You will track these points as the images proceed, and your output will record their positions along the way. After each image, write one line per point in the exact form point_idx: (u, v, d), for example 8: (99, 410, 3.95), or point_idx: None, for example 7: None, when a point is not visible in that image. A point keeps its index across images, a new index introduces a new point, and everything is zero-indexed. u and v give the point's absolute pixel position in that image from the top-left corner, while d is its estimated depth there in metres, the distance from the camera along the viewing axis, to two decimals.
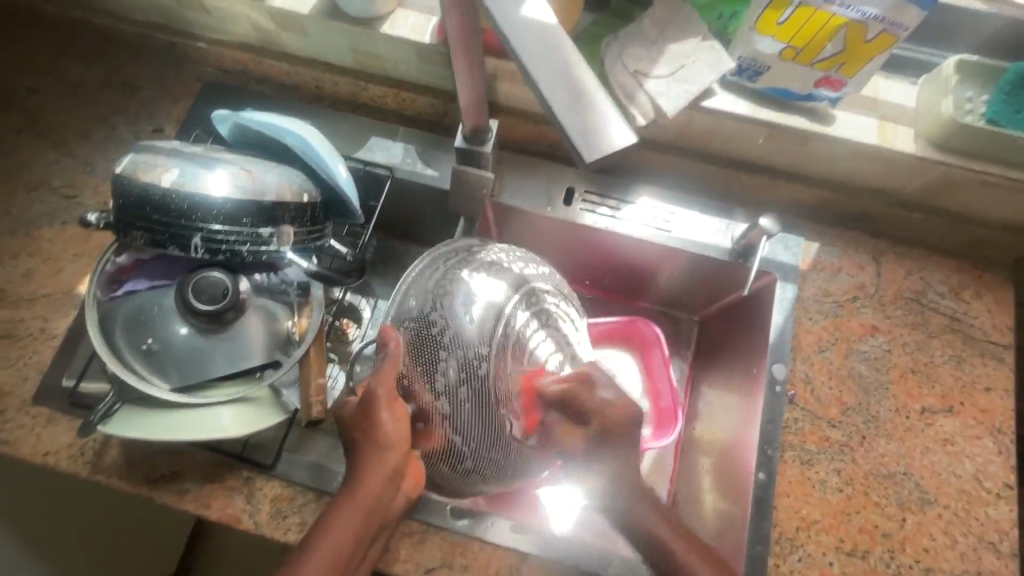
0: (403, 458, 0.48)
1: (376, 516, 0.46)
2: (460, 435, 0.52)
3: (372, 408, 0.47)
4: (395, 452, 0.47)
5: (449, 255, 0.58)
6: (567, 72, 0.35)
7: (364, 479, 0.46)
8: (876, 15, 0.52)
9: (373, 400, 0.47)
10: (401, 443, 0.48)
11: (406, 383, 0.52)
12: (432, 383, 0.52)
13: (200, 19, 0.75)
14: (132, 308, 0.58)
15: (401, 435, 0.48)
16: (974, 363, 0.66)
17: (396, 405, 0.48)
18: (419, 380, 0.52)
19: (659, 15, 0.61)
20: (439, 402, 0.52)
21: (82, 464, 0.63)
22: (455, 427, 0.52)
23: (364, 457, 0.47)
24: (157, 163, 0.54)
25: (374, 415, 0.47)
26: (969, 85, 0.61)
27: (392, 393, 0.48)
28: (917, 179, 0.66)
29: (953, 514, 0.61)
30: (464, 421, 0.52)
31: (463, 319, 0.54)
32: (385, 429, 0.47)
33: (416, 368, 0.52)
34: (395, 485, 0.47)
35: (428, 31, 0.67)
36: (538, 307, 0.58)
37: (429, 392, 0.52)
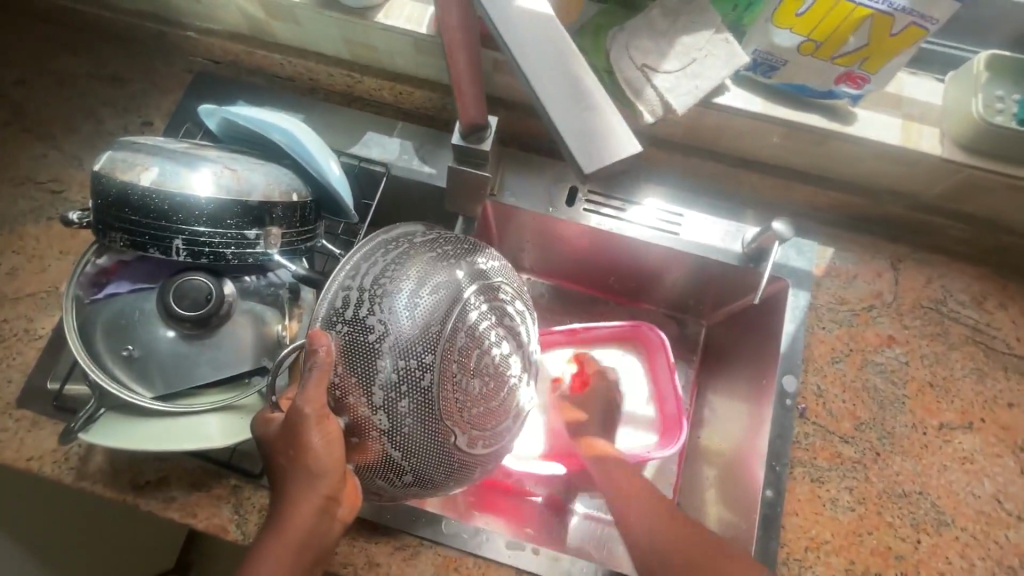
0: (337, 485, 0.44)
1: (311, 548, 0.44)
2: (399, 450, 0.48)
3: (299, 431, 0.43)
4: (327, 479, 0.44)
5: (389, 247, 0.52)
6: (564, 69, 0.32)
7: (294, 512, 0.43)
8: (904, 7, 0.48)
9: (300, 421, 0.43)
10: (335, 468, 0.44)
11: (339, 394, 0.47)
12: (368, 396, 0.47)
13: (190, 7, 0.72)
14: (113, 312, 0.55)
15: (333, 460, 0.44)
16: (997, 377, 0.63)
17: (328, 424, 0.44)
18: (353, 392, 0.47)
19: (669, 4, 0.57)
20: (376, 415, 0.47)
21: (66, 470, 0.61)
22: (394, 441, 0.47)
23: (291, 484, 0.44)
24: (136, 161, 0.51)
25: (299, 439, 0.43)
26: (1001, 82, 0.56)
27: (322, 412, 0.43)
28: (941, 182, 0.62)
29: (971, 536, 0.58)
30: (404, 435, 0.47)
31: (402, 322, 0.48)
32: (311, 457, 0.43)
33: (350, 378, 0.47)
34: (331, 514, 0.44)
35: (425, 21, 0.64)
36: (491, 304, 0.52)
37: (365, 405, 0.47)
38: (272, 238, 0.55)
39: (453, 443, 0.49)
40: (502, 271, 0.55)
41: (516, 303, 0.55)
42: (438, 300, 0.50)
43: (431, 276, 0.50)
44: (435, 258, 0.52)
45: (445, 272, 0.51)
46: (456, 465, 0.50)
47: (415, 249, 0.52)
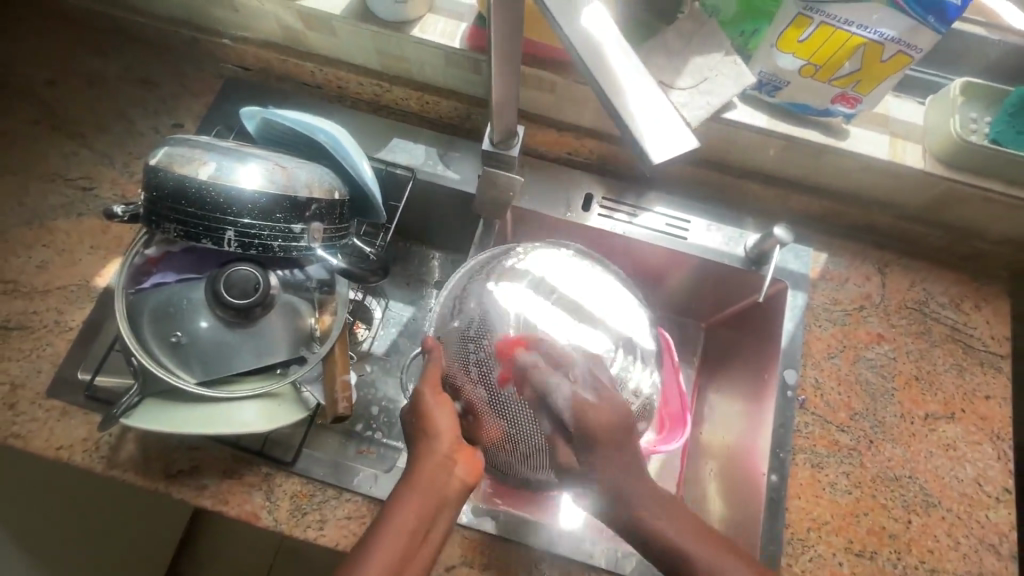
0: (450, 445, 0.51)
1: (432, 500, 0.49)
2: (506, 423, 0.58)
3: (418, 403, 0.54)
4: (442, 439, 0.52)
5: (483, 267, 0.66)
6: (631, 78, 0.36)
7: (419, 470, 0.50)
8: (893, 37, 0.55)
9: (422, 391, 0.54)
10: (448, 432, 0.52)
11: (451, 381, 0.58)
12: (477, 379, 0.58)
13: (226, 17, 0.75)
14: (161, 299, 0.58)
15: (447, 423, 0.52)
16: (974, 371, 0.69)
17: (443, 398, 0.54)
18: (461, 377, 0.59)
19: (684, 28, 0.63)
20: (483, 394, 0.58)
21: (97, 458, 0.62)
22: (499, 416, 0.58)
23: (416, 449, 0.52)
24: (193, 156, 0.54)
25: (418, 407, 0.53)
26: (973, 106, 0.64)
27: (436, 389, 0.54)
28: (922, 194, 0.69)
29: (956, 516, 0.64)
30: (507, 411, 0.58)
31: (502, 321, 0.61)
32: (431, 421, 0.52)
33: (462, 367, 0.59)
34: (448, 472, 0.50)
35: (458, 36, 0.69)
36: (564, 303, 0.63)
37: (473, 386, 0.58)
38: (314, 233, 0.58)
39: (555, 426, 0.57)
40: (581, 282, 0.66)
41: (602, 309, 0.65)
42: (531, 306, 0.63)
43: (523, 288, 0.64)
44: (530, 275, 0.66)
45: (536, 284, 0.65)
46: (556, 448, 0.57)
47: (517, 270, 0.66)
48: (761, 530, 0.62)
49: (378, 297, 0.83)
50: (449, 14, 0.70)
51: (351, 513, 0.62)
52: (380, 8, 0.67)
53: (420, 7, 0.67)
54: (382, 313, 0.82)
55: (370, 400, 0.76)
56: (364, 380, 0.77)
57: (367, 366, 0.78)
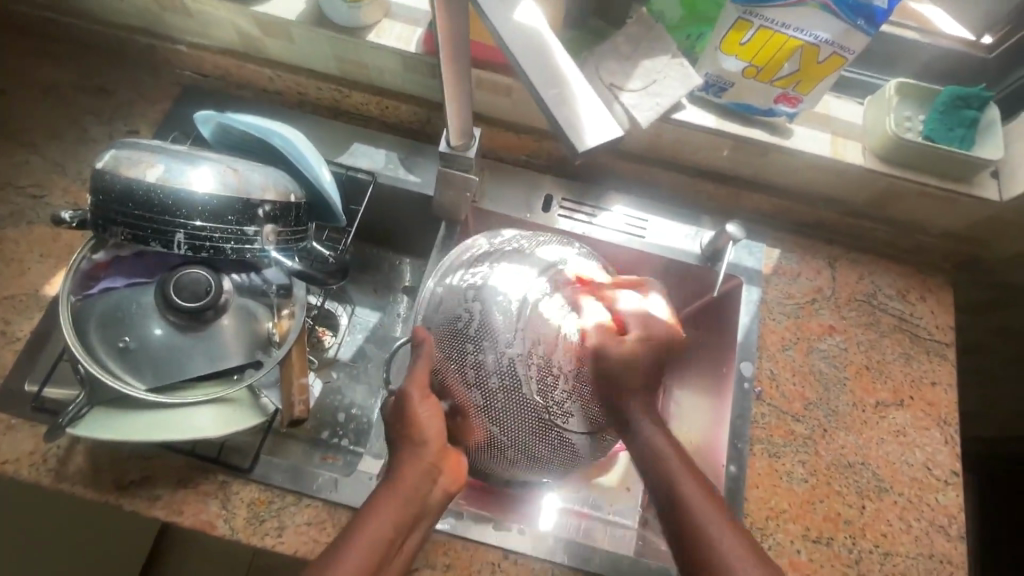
0: (437, 455, 0.51)
1: (412, 507, 0.50)
2: (496, 427, 0.56)
3: (405, 407, 0.52)
4: (430, 447, 0.51)
5: (473, 254, 0.63)
6: (561, 70, 0.37)
7: (404, 475, 0.50)
8: (826, 39, 0.57)
9: (407, 398, 0.52)
10: (435, 439, 0.52)
11: (440, 377, 0.57)
12: (465, 377, 0.56)
13: (182, 23, 0.75)
14: (108, 305, 0.57)
15: (435, 431, 0.52)
16: (921, 359, 0.72)
17: (431, 402, 0.53)
18: (451, 375, 0.57)
19: (632, 32, 0.65)
20: (473, 395, 0.56)
21: (45, 472, 0.60)
22: (492, 418, 0.56)
23: (402, 455, 0.51)
24: (141, 159, 0.53)
25: (406, 413, 0.52)
26: (907, 105, 0.67)
27: (423, 392, 0.53)
28: (866, 191, 0.72)
29: (907, 500, 0.66)
30: (497, 412, 0.56)
31: (493, 309, 0.58)
32: (420, 429, 0.52)
33: (450, 362, 0.57)
34: (431, 479, 0.51)
35: (413, 41, 0.70)
36: (568, 289, 0.60)
37: (462, 387, 0.56)
38: (268, 236, 0.58)
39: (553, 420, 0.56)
40: (575, 269, 0.62)
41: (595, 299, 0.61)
42: (527, 292, 0.58)
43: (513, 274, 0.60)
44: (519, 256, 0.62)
45: (529, 266, 0.61)
46: (546, 446, 0.57)
47: (510, 252, 0.63)
48: None
49: (343, 302, 0.83)
50: (405, 20, 0.71)
51: (311, 519, 0.61)
52: (334, 14, 0.67)
53: (375, 12, 0.68)
54: (348, 319, 0.81)
55: (335, 406, 0.76)
56: (331, 387, 0.77)
57: (332, 374, 0.78)
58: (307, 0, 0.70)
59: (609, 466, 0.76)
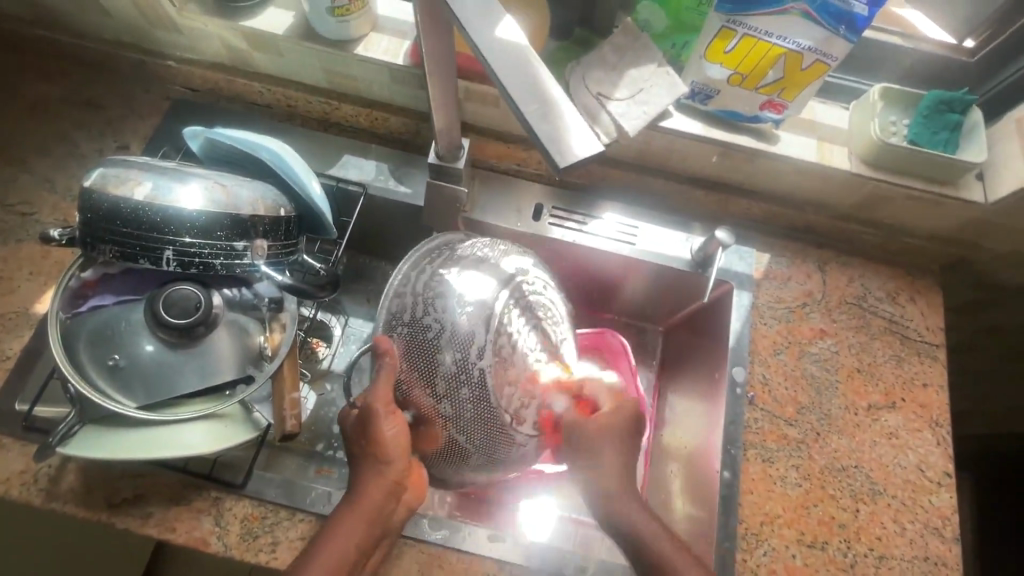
0: (401, 472, 0.53)
1: (377, 524, 0.53)
2: (462, 436, 0.56)
3: (369, 424, 0.52)
4: (395, 466, 0.53)
5: (432, 256, 0.61)
6: (540, 86, 0.37)
7: (365, 494, 0.53)
8: (809, 46, 0.58)
9: (372, 415, 0.52)
10: (399, 458, 0.53)
11: (405, 388, 0.56)
12: (430, 389, 0.56)
13: (170, 38, 0.75)
14: (98, 323, 0.57)
15: (399, 449, 0.53)
16: (912, 361, 0.72)
17: (395, 417, 0.54)
18: (416, 385, 0.56)
19: (619, 42, 0.66)
20: (440, 405, 0.56)
21: (36, 491, 0.60)
22: (458, 428, 0.56)
23: (366, 473, 0.53)
24: (128, 177, 0.53)
25: (369, 432, 0.53)
26: (892, 110, 0.68)
27: (388, 408, 0.53)
28: (853, 195, 0.72)
29: (901, 502, 0.66)
30: (463, 423, 0.56)
31: (450, 318, 0.56)
32: (383, 448, 0.53)
33: (415, 372, 0.56)
34: (395, 498, 0.54)
35: (401, 53, 0.70)
36: (525, 301, 0.59)
37: (429, 399, 0.56)
38: (258, 250, 0.58)
39: (509, 429, 0.57)
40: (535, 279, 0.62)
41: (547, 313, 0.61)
42: (491, 301, 0.57)
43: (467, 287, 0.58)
44: (479, 262, 0.60)
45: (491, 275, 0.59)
46: (506, 452, 0.58)
47: (473, 257, 0.60)
48: (716, 528, 0.63)
49: (336, 313, 0.83)
50: (393, 32, 0.71)
51: (305, 533, 0.61)
52: (321, 27, 0.68)
53: (363, 25, 0.68)
54: (341, 330, 0.81)
55: (330, 418, 0.75)
56: (325, 399, 0.77)
57: (326, 386, 0.77)
58: (295, 14, 0.70)
59: (603, 472, 0.76)
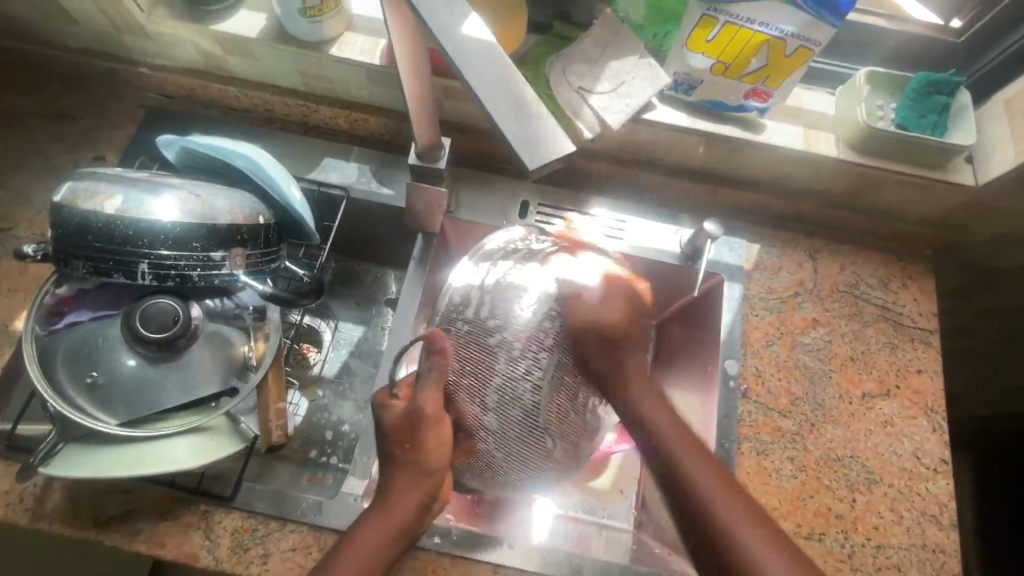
0: (440, 483, 0.51)
1: (405, 535, 0.49)
2: (497, 449, 0.57)
3: (418, 428, 0.50)
4: (433, 476, 0.51)
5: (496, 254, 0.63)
6: (507, 85, 0.36)
7: (400, 501, 0.49)
8: (792, 32, 0.57)
9: (422, 417, 0.50)
10: (441, 469, 0.51)
11: (452, 390, 0.56)
12: (479, 398, 0.56)
13: (141, 44, 0.73)
14: (75, 340, 0.56)
15: (441, 460, 0.51)
16: (905, 348, 0.71)
17: (441, 427, 0.51)
18: (465, 390, 0.56)
19: (599, 34, 0.65)
20: (485, 416, 0.56)
21: (21, 512, 0.59)
22: (496, 439, 0.57)
23: (401, 477, 0.50)
24: (99, 190, 0.52)
25: (417, 436, 0.50)
26: (879, 94, 0.66)
27: (438, 416, 0.51)
28: (842, 181, 0.71)
29: (898, 491, 0.66)
30: (502, 437, 0.57)
31: (515, 325, 0.57)
32: (426, 458, 0.50)
33: (464, 377, 0.56)
34: (426, 508, 0.51)
35: (377, 53, 0.68)
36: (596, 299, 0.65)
37: (474, 408, 0.56)
38: (236, 259, 0.56)
39: (543, 453, 0.58)
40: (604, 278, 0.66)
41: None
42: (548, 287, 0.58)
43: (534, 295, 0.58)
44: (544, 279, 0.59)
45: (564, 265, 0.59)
46: (536, 467, 0.59)
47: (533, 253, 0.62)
48: None
49: (325, 318, 0.81)
50: (368, 31, 0.70)
51: (296, 544, 0.60)
52: (292, 27, 0.66)
53: (336, 25, 0.67)
54: (331, 335, 0.80)
55: (323, 424, 0.75)
56: (317, 405, 0.76)
57: (318, 392, 0.77)
58: (267, 16, 0.69)
59: (601, 469, 0.74)
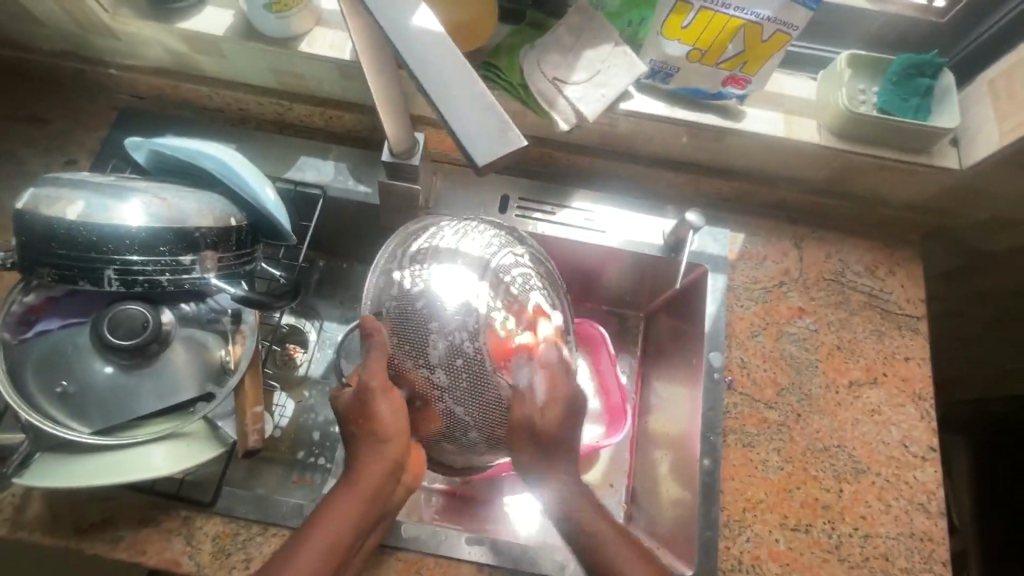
0: (401, 450, 0.50)
1: (374, 508, 0.49)
2: (458, 409, 0.55)
3: (367, 403, 0.50)
4: (394, 446, 0.50)
5: (416, 232, 0.61)
6: (456, 77, 0.34)
7: (363, 475, 0.49)
8: (769, 16, 0.56)
9: (368, 390, 0.50)
10: (399, 436, 0.50)
11: (395, 363, 0.54)
12: (424, 363, 0.54)
13: (110, 45, 0.72)
14: (45, 349, 0.55)
15: (399, 428, 0.50)
16: (892, 335, 0.71)
17: (393, 397, 0.51)
18: (407, 362, 0.54)
19: (572, 23, 0.64)
20: (435, 378, 0.54)
21: (1, 522, 0.59)
22: (453, 402, 0.54)
23: (362, 451, 0.50)
24: (61, 196, 0.51)
25: (367, 410, 0.50)
26: (861, 78, 0.65)
27: (385, 384, 0.51)
28: (825, 168, 0.70)
29: (885, 480, 0.65)
30: (459, 400, 0.55)
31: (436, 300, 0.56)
32: (381, 427, 0.50)
33: (402, 348, 0.54)
34: (396, 478, 0.50)
35: (348, 48, 0.67)
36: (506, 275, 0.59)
37: (419, 374, 0.54)
38: (207, 262, 0.55)
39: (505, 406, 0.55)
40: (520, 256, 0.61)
41: (531, 283, 0.60)
42: (458, 274, 0.57)
43: (456, 262, 0.58)
44: (463, 243, 0.60)
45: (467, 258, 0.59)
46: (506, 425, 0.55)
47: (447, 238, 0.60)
48: (697, 517, 0.62)
49: (310, 319, 0.80)
50: (339, 26, 0.68)
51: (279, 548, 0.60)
52: (262, 25, 0.65)
53: (305, 20, 0.65)
54: (316, 335, 0.79)
55: (309, 426, 0.74)
56: (303, 407, 0.75)
57: (305, 393, 0.76)
58: (235, 14, 0.67)
59: (592, 462, 0.73)
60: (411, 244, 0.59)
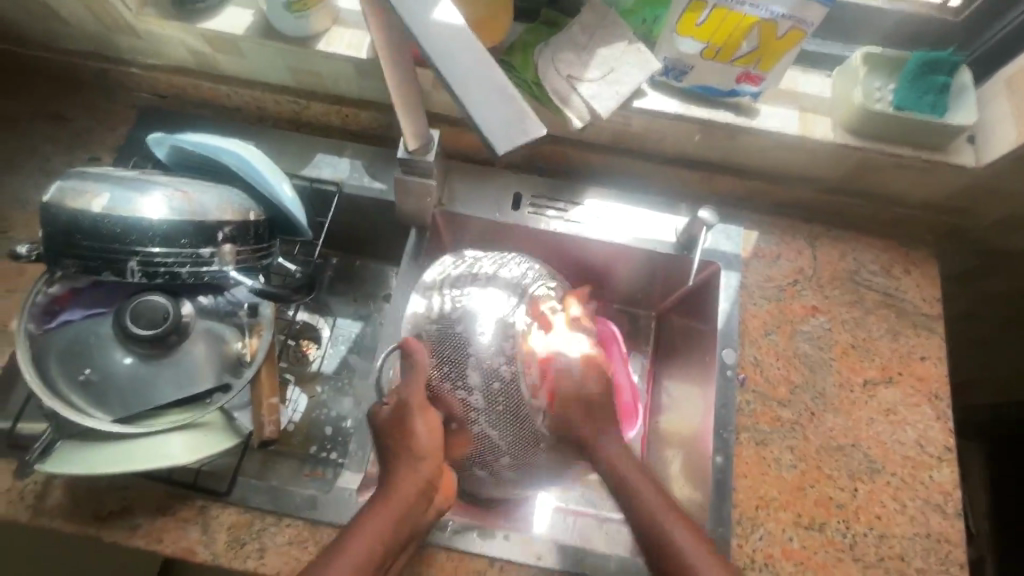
0: (435, 470, 0.51)
1: (407, 525, 0.49)
2: (493, 433, 0.57)
3: (404, 420, 0.52)
4: (427, 464, 0.51)
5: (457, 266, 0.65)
6: (475, 69, 0.35)
7: (397, 491, 0.49)
8: (783, 14, 0.56)
9: (407, 407, 0.52)
10: (433, 454, 0.52)
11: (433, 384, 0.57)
12: (462, 385, 0.57)
13: (132, 44, 0.74)
14: (68, 339, 0.56)
15: (433, 445, 0.52)
16: (908, 334, 0.70)
17: (429, 416, 0.53)
18: (445, 385, 0.57)
19: (586, 21, 0.65)
20: (472, 400, 0.57)
21: (22, 509, 0.60)
22: (489, 425, 0.57)
23: (398, 466, 0.51)
24: (87, 189, 0.52)
25: (405, 425, 0.51)
26: (877, 75, 0.65)
27: (423, 402, 0.52)
28: (840, 166, 0.70)
29: (900, 480, 0.64)
30: (494, 423, 0.57)
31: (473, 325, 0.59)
32: (416, 441, 0.51)
33: (442, 369, 0.58)
34: (428, 497, 0.51)
35: (364, 46, 0.68)
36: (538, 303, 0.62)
37: (453, 395, 0.57)
38: (226, 255, 0.56)
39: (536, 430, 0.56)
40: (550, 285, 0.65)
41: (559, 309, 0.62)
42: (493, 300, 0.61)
43: (489, 288, 0.62)
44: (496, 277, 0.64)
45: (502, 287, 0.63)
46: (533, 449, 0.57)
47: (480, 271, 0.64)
48: (709, 514, 0.61)
49: (324, 315, 0.81)
50: (356, 25, 0.69)
51: (293, 538, 0.60)
52: (282, 24, 0.66)
53: (322, 19, 0.67)
54: (329, 331, 0.79)
55: (322, 421, 0.75)
56: (316, 401, 0.76)
57: (318, 388, 0.76)
58: (255, 13, 0.69)
59: None
60: (452, 271, 0.65)
